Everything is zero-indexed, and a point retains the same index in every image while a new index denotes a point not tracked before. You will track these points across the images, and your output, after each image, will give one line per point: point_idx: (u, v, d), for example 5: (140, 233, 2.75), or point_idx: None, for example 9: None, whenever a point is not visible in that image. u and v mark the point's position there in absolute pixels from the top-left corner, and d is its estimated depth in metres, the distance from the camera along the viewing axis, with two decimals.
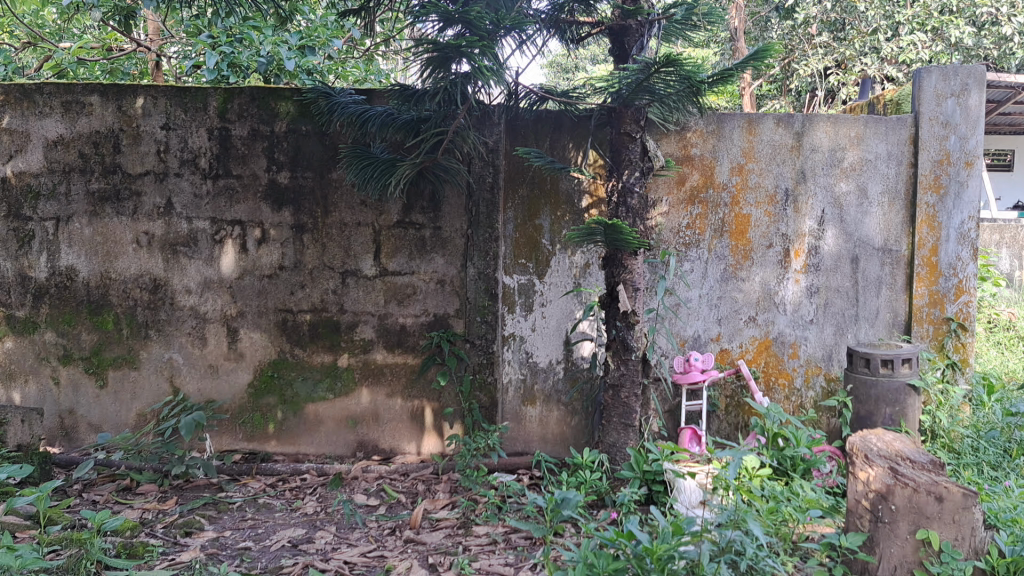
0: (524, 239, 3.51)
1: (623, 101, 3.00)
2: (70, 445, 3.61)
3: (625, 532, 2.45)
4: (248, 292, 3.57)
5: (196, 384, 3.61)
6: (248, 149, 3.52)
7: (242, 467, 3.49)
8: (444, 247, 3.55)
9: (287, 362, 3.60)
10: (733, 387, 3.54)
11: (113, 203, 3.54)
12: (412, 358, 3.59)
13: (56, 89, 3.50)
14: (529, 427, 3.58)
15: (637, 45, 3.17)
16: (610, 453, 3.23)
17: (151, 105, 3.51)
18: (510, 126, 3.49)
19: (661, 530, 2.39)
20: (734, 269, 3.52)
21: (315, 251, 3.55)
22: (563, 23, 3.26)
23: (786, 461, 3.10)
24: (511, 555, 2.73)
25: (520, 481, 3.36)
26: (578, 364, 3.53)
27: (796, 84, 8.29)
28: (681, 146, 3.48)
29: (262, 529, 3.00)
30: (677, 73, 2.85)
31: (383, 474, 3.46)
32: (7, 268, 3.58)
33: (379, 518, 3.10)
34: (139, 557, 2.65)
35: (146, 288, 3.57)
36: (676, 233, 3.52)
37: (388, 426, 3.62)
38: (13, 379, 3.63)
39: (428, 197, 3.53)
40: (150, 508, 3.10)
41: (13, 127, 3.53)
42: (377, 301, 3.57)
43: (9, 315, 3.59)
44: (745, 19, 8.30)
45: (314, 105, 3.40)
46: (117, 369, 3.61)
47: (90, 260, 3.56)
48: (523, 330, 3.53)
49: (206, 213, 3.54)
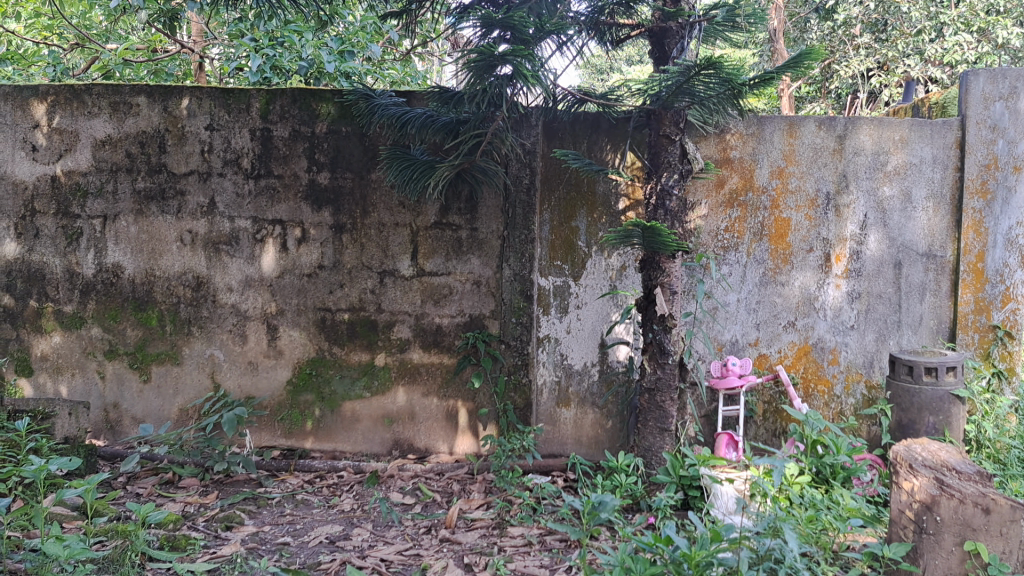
0: (560, 240, 3.51)
1: (662, 103, 3.04)
2: (114, 438, 3.66)
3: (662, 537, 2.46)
4: (288, 290, 3.62)
5: (236, 380, 3.66)
6: (289, 150, 3.57)
7: (281, 463, 3.54)
8: (481, 248, 3.57)
9: (325, 360, 3.64)
10: (771, 393, 3.50)
11: (158, 202, 3.59)
12: (447, 358, 3.61)
13: (105, 90, 3.55)
14: (564, 429, 3.58)
15: (677, 48, 3.20)
16: (645, 456, 3.27)
17: (196, 106, 3.57)
18: (547, 128, 3.50)
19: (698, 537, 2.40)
20: (773, 273, 3.48)
21: (353, 251, 3.59)
22: (602, 25, 3.30)
23: (826, 469, 3.05)
24: (547, 557, 2.75)
25: (554, 483, 3.37)
26: (613, 367, 3.52)
27: (836, 88, 8.12)
28: (720, 148, 3.46)
29: (300, 525, 3.05)
30: (717, 74, 2.87)
31: (418, 474, 3.48)
32: (55, 264, 3.63)
33: (414, 517, 3.12)
34: (181, 550, 2.73)
35: (189, 286, 3.63)
36: (715, 236, 3.49)
37: (424, 425, 3.65)
38: (60, 372, 3.67)
39: (465, 197, 3.55)
40: (191, 501, 3.16)
41: (63, 126, 3.58)
42: (414, 301, 3.60)
43: (57, 311, 3.64)
44: (785, 19, 8.07)
45: (356, 107, 3.47)
46: (160, 364, 3.65)
47: (135, 258, 3.62)
48: (558, 331, 3.54)
49: (248, 212, 3.59)
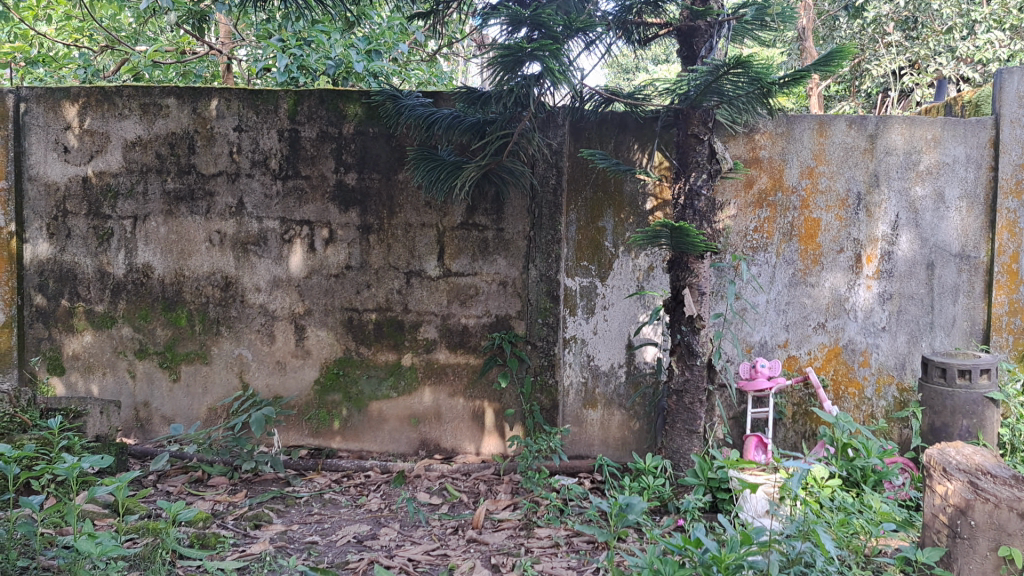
0: (586, 241, 3.50)
1: (691, 103, 3.03)
2: (144, 436, 3.69)
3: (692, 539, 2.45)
4: (316, 291, 3.63)
5: (264, 379, 3.68)
6: (317, 150, 3.58)
7: (309, 462, 3.55)
8: (507, 249, 3.56)
9: (353, 360, 3.65)
10: (801, 395, 3.47)
11: (187, 203, 3.62)
12: (474, 358, 3.61)
13: (135, 91, 3.58)
14: (590, 430, 3.56)
15: (705, 47, 3.18)
16: (673, 458, 3.26)
17: (225, 107, 3.58)
18: (574, 127, 3.48)
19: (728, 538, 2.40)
20: (803, 274, 3.44)
21: (380, 252, 3.60)
22: (630, 24, 3.27)
23: (856, 472, 3.03)
24: (574, 558, 2.74)
25: (581, 484, 3.35)
26: (640, 369, 3.50)
27: (866, 86, 7.63)
28: (749, 148, 3.43)
29: (328, 524, 3.06)
30: (747, 74, 2.86)
31: (445, 474, 3.48)
32: (86, 264, 3.66)
33: (441, 517, 3.12)
34: (211, 548, 2.75)
35: (218, 286, 3.65)
36: (743, 236, 3.46)
37: (450, 425, 3.65)
38: (91, 371, 3.71)
39: (492, 197, 3.55)
40: (220, 500, 3.19)
41: (94, 128, 3.61)
42: (440, 301, 3.60)
43: (88, 310, 3.68)
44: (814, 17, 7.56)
45: (383, 107, 3.48)
46: (189, 364, 3.68)
47: (165, 258, 3.64)
48: (585, 332, 3.52)
49: (276, 213, 3.61)
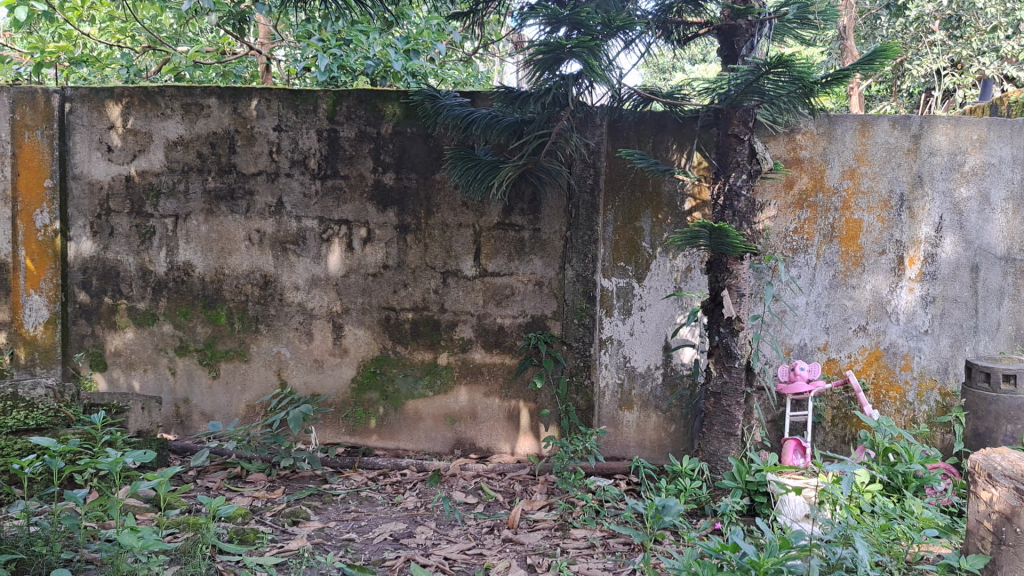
0: (624, 241, 3.48)
1: (731, 102, 3.02)
2: (184, 432, 3.74)
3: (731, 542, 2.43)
4: (353, 290, 3.65)
5: (302, 377, 3.71)
6: (355, 150, 3.60)
7: (345, 460, 3.58)
8: (543, 249, 3.55)
9: (389, 359, 3.67)
10: (841, 399, 3.43)
11: (228, 202, 3.66)
12: (510, 358, 3.61)
13: (177, 91, 3.62)
14: (626, 432, 3.55)
15: (746, 45, 3.18)
16: (710, 461, 3.23)
17: (265, 107, 3.61)
18: (612, 127, 3.46)
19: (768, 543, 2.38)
20: (843, 276, 3.40)
21: (417, 251, 3.61)
22: (670, 23, 3.26)
23: (897, 477, 2.99)
24: (610, 560, 2.73)
25: (617, 486, 3.33)
26: (677, 371, 3.48)
27: (908, 86, 7.20)
28: (790, 148, 3.39)
29: (365, 522, 3.08)
30: (788, 73, 2.84)
31: (481, 473, 3.49)
32: (128, 262, 3.71)
33: (477, 517, 3.13)
34: (250, 544, 2.79)
35: (257, 284, 3.68)
36: (783, 237, 3.42)
37: (486, 425, 3.65)
38: (133, 367, 3.76)
39: (528, 198, 3.54)
40: (259, 496, 3.22)
41: (136, 128, 3.65)
42: (476, 301, 3.61)
43: (130, 307, 3.73)
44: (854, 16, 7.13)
45: (421, 107, 3.49)
46: (229, 361, 3.72)
47: (206, 256, 3.69)
48: (621, 334, 3.51)
49: (315, 212, 3.64)
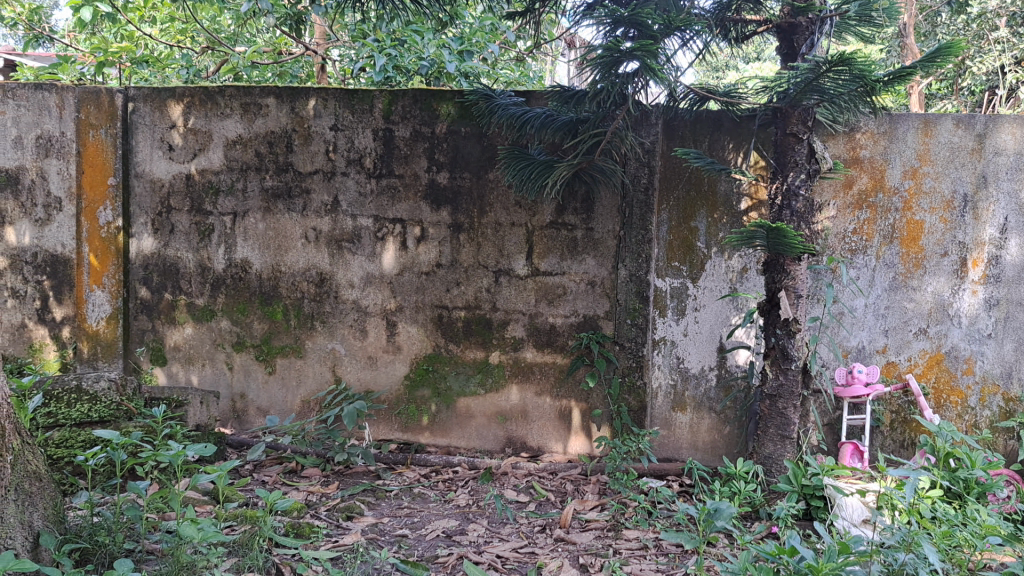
0: (678, 241, 3.46)
1: (790, 101, 2.99)
2: (240, 427, 3.80)
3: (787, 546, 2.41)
4: (407, 288, 3.68)
5: (356, 374, 3.75)
6: (410, 149, 3.63)
7: (397, 457, 3.60)
8: (596, 248, 3.54)
9: (441, 357, 3.69)
10: (900, 403, 3.37)
11: (285, 200, 3.71)
12: (561, 358, 3.61)
13: (237, 91, 3.68)
14: (679, 434, 3.53)
15: (806, 43, 3.14)
16: (765, 464, 3.20)
17: (322, 107, 3.65)
18: (667, 126, 3.44)
19: (825, 547, 2.34)
20: (904, 277, 3.34)
21: (470, 250, 3.63)
22: (728, 22, 3.25)
23: (958, 483, 2.90)
24: (663, 562, 2.71)
25: (670, 487, 3.30)
26: (732, 372, 3.44)
27: (971, 84, 6.90)
28: (849, 148, 3.34)
29: (418, 518, 3.10)
30: (849, 71, 2.81)
31: (533, 472, 3.49)
32: (188, 259, 3.78)
33: (529, 515, 3.13)
34: (305, 537, 2.82)
35: (313, 281, 3.73)
36: (842, 238, 3.37)
37: (537, 424, 3.66)
38: (191, 362, 3.83)
39: (582, 197, 3.53)
40: (314, 491, 3.26)
41: (197, 127, 3.72)
42: (528, 300, 3.61)
43: (189, 303, 3.80)
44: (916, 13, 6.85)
45: (475, 107, 3.51)
46: (284, 357, 3.77)
47: (263, 253, 3.74)
48: (675, 334, 3.49)
49: (370, 211, 3.67)
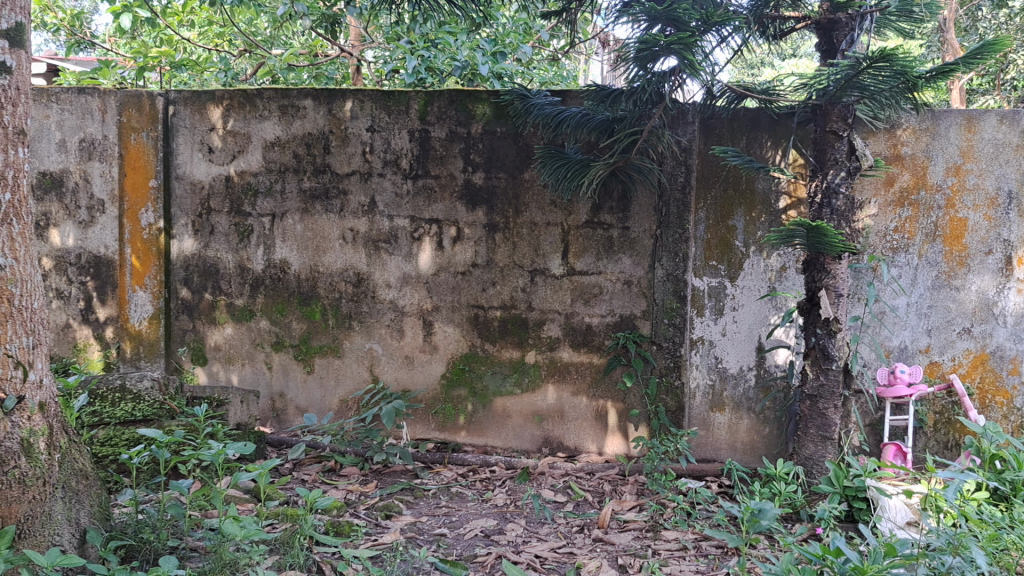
0: (716, 240, 3.44)
1: (829, 98, 2.95)
2: (279, 426, 3.84)
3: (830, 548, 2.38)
4: (443, 288, 3.70)
5: (393, 373, 3.78)
6: (446, 150, 3.64)
7: (435, 456, 3.62)
8: (633, 248, 3.53)
9: (478, 356, 3.70)
10: (943, 404, 3.32)
11: (322, 201, 3.74)
12: (598, 357, 3.60)
13: (275, 94, 3.71)
14: (717, 434, 3.51)
15: (846, 40, 3.10)
16: (805, 465, 3.17)
17: (358, 108, 3.68)
18: (704, 125, 3.42)
19: (870, 549, 2.32)
20: (947, 276, 3.29)
21: (506, 250, 3.63)
22: (766, 18, 3.21)
23: (1005, 485, 2.85)
24: (703, 563, 2.70)
25: (709, 488, 3.28)
26: (771, 372, 3.42)
27: (1015, 78, 6.74)
28: (890, 145, 3.30)
29: (456, 517, 3.11)
30: (891, 67, 2.77)
31: (570, 472, 3.49)
32: (228, 259, 3.83)
33: (567, 515, 3.13)
34: (345, 536, 2.85)
35: (350, 281, 3.76)
36: (883, 237, 3.33)
37: (574, 424, 3.65)
38: (231, 362, 3.88)
39: (618, 196, 3.52)
40: (353, 489, 3.29)
41: (236, 129, 3.77)
42: (564, 299, 3.61)
43: (229, 303, 3.85)
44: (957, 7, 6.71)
45: (511, 107, 3.52)
46: (323, 356, 3.81)
47: (301, 254, 3.78)
48: (712, 334, 3.47)
49: (406, 212, 3.69)
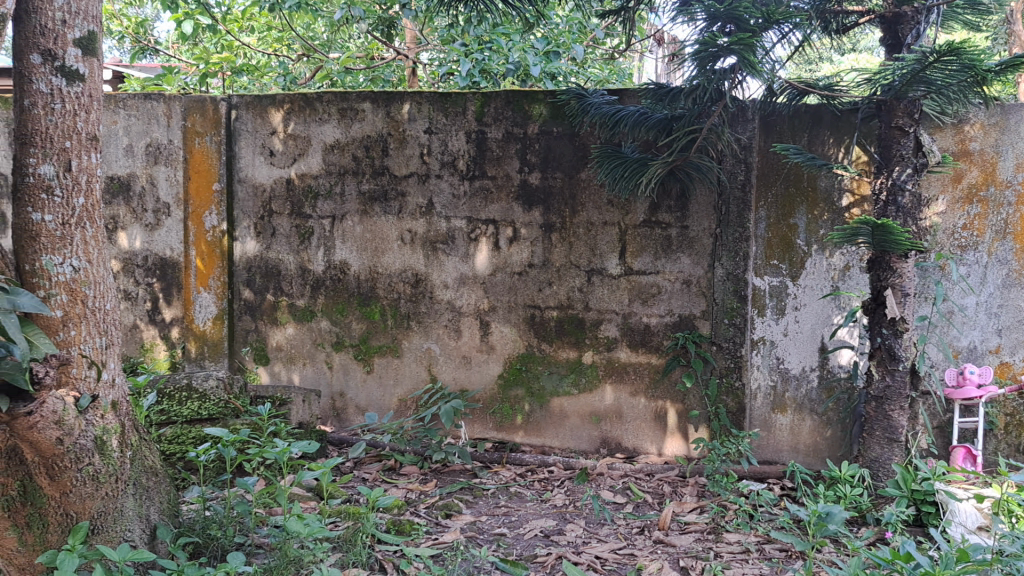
0: (777, 239, 3.40)
1: (895, 94, 2.90)
2: (340, 425, 3.90)
3: (900, 553, 2.34)
4: (500, 288, 3.71)
5: (451, 373, 3.81)
6: (503, 150, 3.65)
7: (493, 455, 3.64)
8: (691, 247, 3.51)
9: (535, 356, 3.71)
10: (1014, 405, 3.23)
11: (381, 203, 3.78)
12: (656, 358, 3.58)
13: (334, 97, 3.77)
14: (779, 435, 3.47)
15: (912, 33, 3.03)
16: (871, 468, 3.11)
17: (416, 110, 3.72)
18: (764, 122, 3.38)
19: (941, 555, 2.27)
20: (1018, 274, 3.21)
21: (562, 250, 3.63)
22: (829, 13, 3.14)
23: None
24: (767, 566, 2.66)
25: (772, 490, 3.24)
26: (834, 373, 3.37)
27: None
28: (958, 140, 3.21)
29: (515, 517, 3.12)
30: (958, 61, 2.70)
31: (628, 473, 3.48)
32: (289, 261, 3.90)
33: (627, 516, 3.12)
34: (407, 535, 2.88)
35: (409, 282, 3.80)
36: (951, 234, 3.26)
37: (632, 424, 3.64)
38: (293, 361, 3.94)
39: (676, 195, 3.50)
40: (413, 488, 3.32)
41: (296, 133, 3.83)
42: (622, 299, 3.60)
43: (291, 304, 3.91)
44: None
45: (568, 107, 3.52)
46: (382, 356, 3.85)
47: (361, 255, 3.83)
48: (774, 334, 3.43)
49: (463, 212, 3.72)
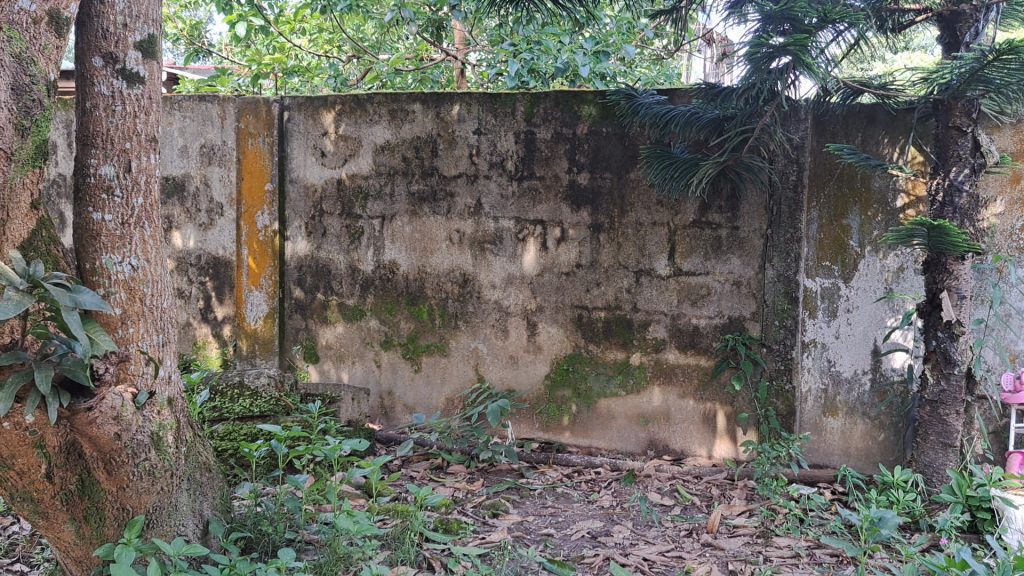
0: (829, 239, 3.36)
1: (952, 93, 2.85)
2: (388, 423, 3.94)
3: (957, 560, 2.28)
4: (547, 289, 3.72)
5: (498, 373, 3.82)
6: (552, 151, 3.66)
7: (540, 455, 3.65)
8: (742, 248, 3.48)
9: (582, 357, 3.71)
10: None
11: (430, 203, 3.82)
12: (705, 359, 3.56)
13: (385, 98, 3.81)
14: (830, 439, 3.43)
15: (970, 32, 2.96)
16: (925, 473, 3.06)
17: (466, 111, 3.74)
18: (817, 122, 3.35)
19: (1000, 562, 2.20)
20: None
21: (610, 250, 3.63)
22: (886, 11, 3.10)
23: None
24: (818, 572, 2.63)
25: (823, 494, 3.20)
26: (888, 376, 3.32)
27: None
28: (1018, 140, 3.15)
29: (562, 517, 3.12)
30: (1019, 59, 2.64)
31: (676, 474, 3.46)
32: (339, 260, 3.95)
33: (675, 519, 3.10)
34: (454, 533, 2.89)
35: (456, 282, 3.82)
36: (1009, 236, 3.19)
37: (680, 426, 3.62)
38: (342, 360, 3.99)
39: (726, 196, 3.47)
40: (460, 487, 3.34)
41: (347, 134, 3.88)
42: (670, 300, 3.58)
43: (340, 303, 3.96)
44: None
45: (618, 107, 3.53)
46: (429, 356, 3.88)
47: (409, 255, 3.86)
48: (826, 336, 3.39)
49: (511, 213, 3.73)
